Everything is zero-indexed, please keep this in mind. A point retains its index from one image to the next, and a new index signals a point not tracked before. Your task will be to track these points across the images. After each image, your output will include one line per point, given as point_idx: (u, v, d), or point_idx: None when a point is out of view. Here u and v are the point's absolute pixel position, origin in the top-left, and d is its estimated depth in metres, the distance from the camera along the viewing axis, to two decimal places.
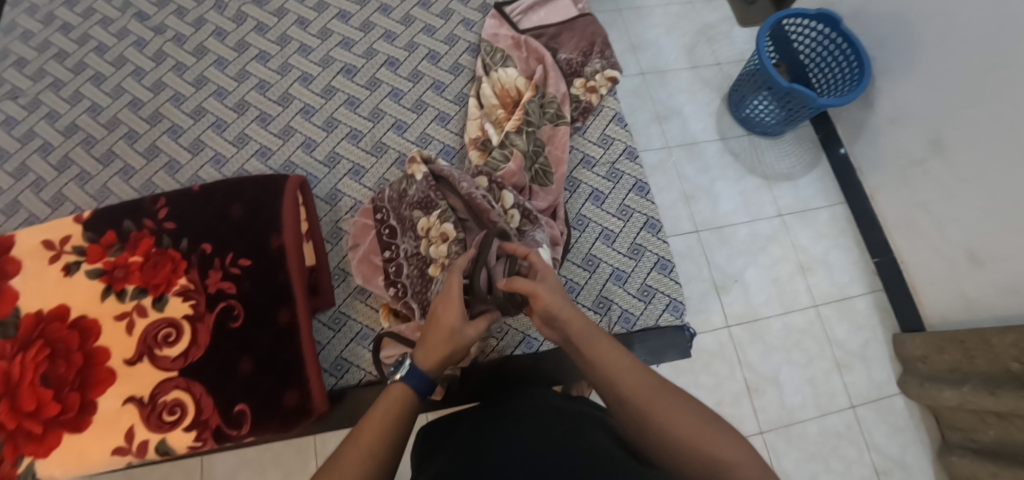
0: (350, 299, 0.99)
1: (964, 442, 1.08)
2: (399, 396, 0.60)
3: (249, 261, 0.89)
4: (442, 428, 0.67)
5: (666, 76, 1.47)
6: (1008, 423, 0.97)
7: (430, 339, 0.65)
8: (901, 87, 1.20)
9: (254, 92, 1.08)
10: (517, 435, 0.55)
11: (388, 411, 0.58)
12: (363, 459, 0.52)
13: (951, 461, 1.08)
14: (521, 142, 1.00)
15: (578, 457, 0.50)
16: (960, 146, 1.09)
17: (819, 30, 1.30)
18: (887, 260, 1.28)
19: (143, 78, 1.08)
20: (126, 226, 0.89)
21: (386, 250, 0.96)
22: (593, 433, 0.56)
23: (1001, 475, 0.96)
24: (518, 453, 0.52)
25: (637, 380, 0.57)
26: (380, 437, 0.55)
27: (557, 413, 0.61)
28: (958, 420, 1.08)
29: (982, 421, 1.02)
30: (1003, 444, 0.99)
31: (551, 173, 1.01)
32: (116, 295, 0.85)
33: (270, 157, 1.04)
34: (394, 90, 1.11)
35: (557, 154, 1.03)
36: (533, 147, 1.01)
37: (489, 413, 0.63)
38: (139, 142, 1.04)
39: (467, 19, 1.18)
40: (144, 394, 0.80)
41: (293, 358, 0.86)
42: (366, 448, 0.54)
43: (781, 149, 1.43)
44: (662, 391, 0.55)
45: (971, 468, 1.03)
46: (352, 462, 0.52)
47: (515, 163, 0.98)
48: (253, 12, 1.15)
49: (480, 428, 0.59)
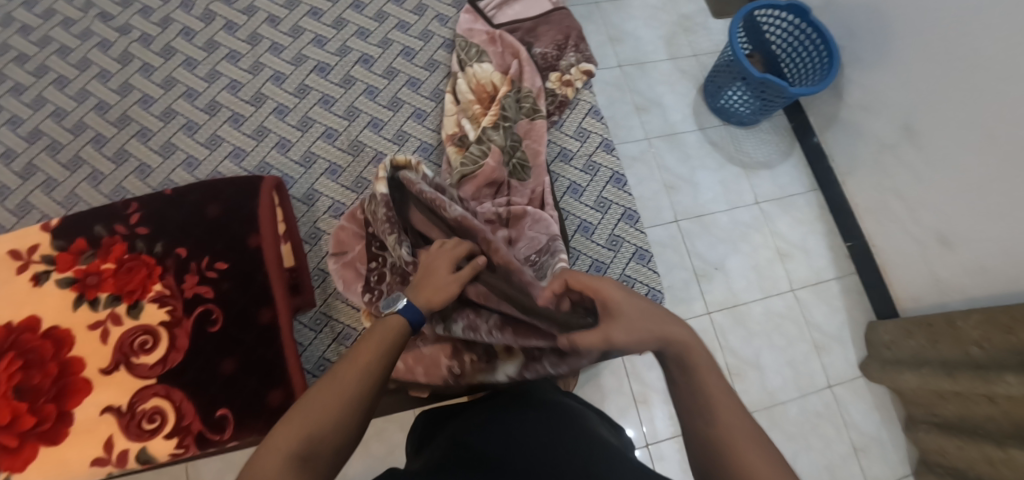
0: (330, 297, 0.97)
1: (928, 417, 1.08)
2: (395, 326, 0.57)
3: (226, 264, 0.87)
4: (439, 419, 0.71)
5: (645, 68, 1.48)
6: (966, 400, 0.96)
7: (423, 283, 0.65)
8: (871, 75, 1.24)
9: (225, 93, 1.06)
10: (516, 420, 0.59)
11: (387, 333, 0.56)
12: (355, 375, 0.50)
13: (918, 437, 1.11)
14: (499, 139, 1.00)
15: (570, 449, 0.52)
16: (930, 130, 1.12)
17: (790, 20, 1.34)
18: (860, 244, 1.32)
19: (109, 81, 1.05)
20: (98, 232, 0.87)
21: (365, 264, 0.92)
22: (586, 423, 0.61)
23: (966, 448, 0.97)
24: (518, 433, 0.56)
25: (733, 425, 0.46)
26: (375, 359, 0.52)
27: (549, 404, 0.65)
28: (918, 397, 1.09)
29: (941, 398, 1.03)
30: (962, 418, 0.99)
31: (528, 171, 1.01)
32: (89, 303, 0.84)
33: (244, 158, 1.02)
34: (369, 87, 1.10)
35: (534, 148, 1.03)
36: (510, 141, 1.01)
37: (486, 405, 0.67)
38: (107, 146, 1.01)
39: (440, 14, 1.18)
40: (123, 403, 0.80)
41: (276, 359, 0.84)
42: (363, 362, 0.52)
43: (757, 137, 1.45)
44: (758, 438, 0.45)
45: (937, 443, 1.05)
46: (345, 375, 0.50)
47: (492, 158, 0.97)
48: (221, 11, 1.13)
49: (479, 416, 0.63)
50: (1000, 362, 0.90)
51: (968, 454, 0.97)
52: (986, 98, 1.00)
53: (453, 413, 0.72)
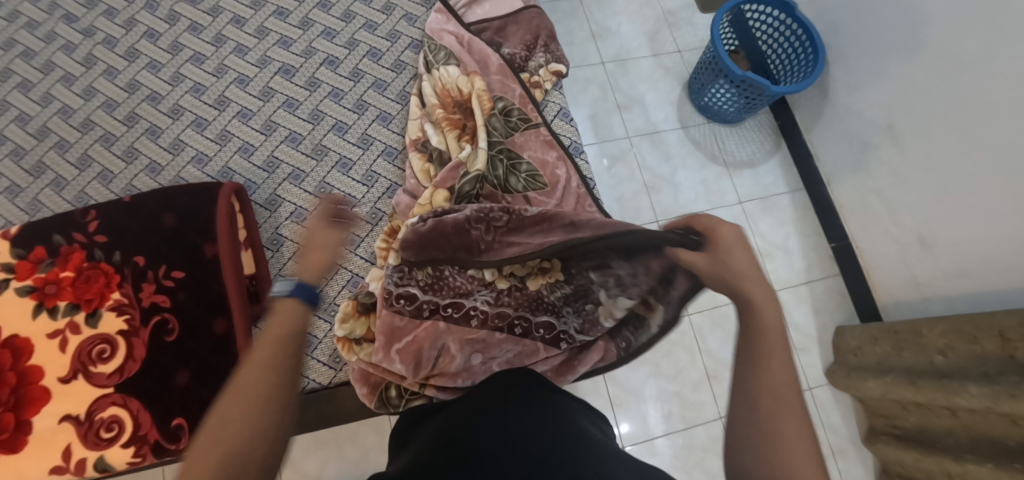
0: (413, 400, 0.89)
1: (888, 428, 1.05)
2: (289, 310, 0.52)
3: (183, 273, 0.87)
4: (430, 409, 0.74)
5: (627, 65, 1.45)
6: (927, 411, 0.94)
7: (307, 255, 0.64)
8: (855, 74, 1.21)
9: (189, 97, 1.05)
10: (493, 422, 0.58)
11: (264, 344, 0.47)
12: (261, 377, 0.45)
13: (877, 448, 1.06)
14: (500, 174, 0.96)
15: (569, 452, 0.50)
16: (910, 131, 1.10)
17: (775, 15, 1.30)
18: (843, 244, 1.29)
19: (73, 84, 1.04)
20: (56, 240, 0.86)
21: (434, 333, 0.84)
22: (575, 421, 0.61)
23: (924, 461, 0.94)
24: (491, 433, 0.55)
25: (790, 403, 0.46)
26: (276, 353, 0.47)
27: (542, 406, 0.64)
28: (881, 407, 1.06)
29: (905, 409, 1.00)
30: (922, 431, 0.98)
31: (541, 178, 0.97)
32: (48, 312, 0.83)
33: (207, 164, 1.02)
34: (334, 90, 1.09)
35: (537, 158, 0.99)
36: (508, 161, 0.97)
37: (479, 402, 0.66)
38: (70, 151, 1.00)
39: (409, 14, 1.16)
40: (81, 412, 0.79)
41: (230, 368, 0.85)
42: (250, 392, 0.44)
43: (740, 136, 1.42)
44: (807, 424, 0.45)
45: (896, 455, 1.01)
46: (248, 385, 0.44)
47: (488, 196, 0.94)
48: (186, 11, 1.11)
49: (466, 414, 0.63)
50: (965, 370, 0.87)
51: (925, 467, 0.94)
52: (967, 100, 0.98)
53: (439, 407, 0.74)
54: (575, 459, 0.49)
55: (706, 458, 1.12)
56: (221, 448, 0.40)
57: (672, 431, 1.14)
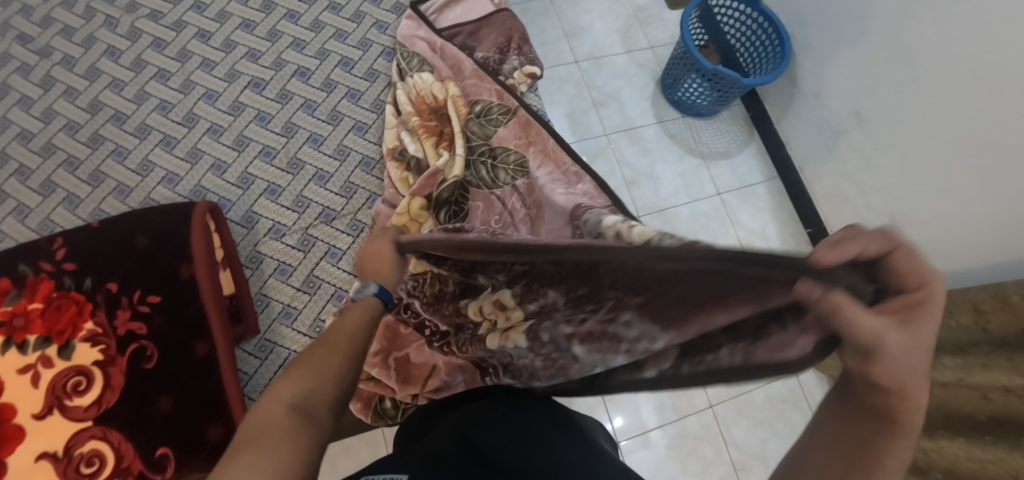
0: (409, 409, 0.89)
1: None
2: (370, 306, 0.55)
3: (159, 297, 0.85)
4: (436, 408, 0.71)
5: (600, 63, 1.46)
6: None
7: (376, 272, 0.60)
8: (820, 64, 1.24)
9: (155, 115, 1.02)
10: (505, 433, 0.55)
11: (355, 319, 0.52)
12: (347, 339, 0.49)
13: None
14: (485, 174, 0.95)
15: (570, 462, 0.49)
16: (875, 117, 1.13)
17: (742, 10, 1.32)
18: (819, 229, 1.32)
19: (32, 107, 1.00)
20: (22, 270, 0.83)
21: (427, 352, 0.87)
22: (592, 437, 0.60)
23: None
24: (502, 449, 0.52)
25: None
26: (358, 327, 0.51)
27: (562, 417, 0.62)
28: None
29: None
30: None
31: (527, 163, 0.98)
32: (17, 347, 0.79)
33: (178, 183, 0.99)
34: (307, 101, 1.07)
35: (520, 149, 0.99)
36: (491, 161, 0.97)
37: (492, 402, 0.65)
38: (33, 178, 0.96)
39: (379, 21, 1.15)
40: (58, 448, 0.75)
41: (214, 393, 0.83)
42: (337, 351, 0.48)
43: (715, 128, 1.44)
44: None
45: None
46: (335, 341, 0.49)
47: (477, 198, 0.94)
48: (148, 27, 1.08)
49: (483, 414, 0.61)
50: (941, 345, 0.90)
51: None
52: (929, 85, 1.01)
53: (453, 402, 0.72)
54: (575, 469, 0.48)
55: (699, 447, 1.14)
56: (301, 383, 0.43)
57: (665, 422, 1.15)
